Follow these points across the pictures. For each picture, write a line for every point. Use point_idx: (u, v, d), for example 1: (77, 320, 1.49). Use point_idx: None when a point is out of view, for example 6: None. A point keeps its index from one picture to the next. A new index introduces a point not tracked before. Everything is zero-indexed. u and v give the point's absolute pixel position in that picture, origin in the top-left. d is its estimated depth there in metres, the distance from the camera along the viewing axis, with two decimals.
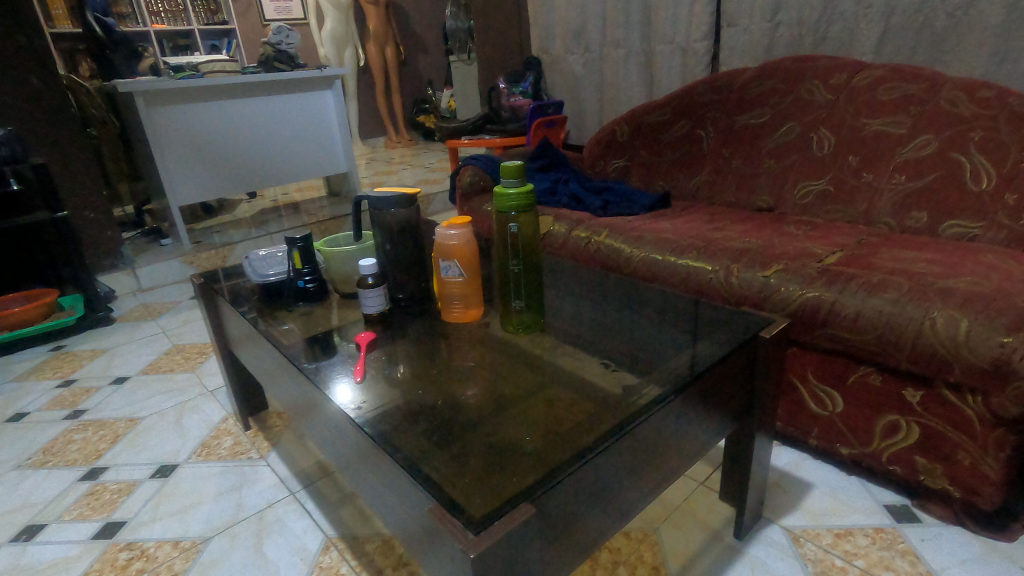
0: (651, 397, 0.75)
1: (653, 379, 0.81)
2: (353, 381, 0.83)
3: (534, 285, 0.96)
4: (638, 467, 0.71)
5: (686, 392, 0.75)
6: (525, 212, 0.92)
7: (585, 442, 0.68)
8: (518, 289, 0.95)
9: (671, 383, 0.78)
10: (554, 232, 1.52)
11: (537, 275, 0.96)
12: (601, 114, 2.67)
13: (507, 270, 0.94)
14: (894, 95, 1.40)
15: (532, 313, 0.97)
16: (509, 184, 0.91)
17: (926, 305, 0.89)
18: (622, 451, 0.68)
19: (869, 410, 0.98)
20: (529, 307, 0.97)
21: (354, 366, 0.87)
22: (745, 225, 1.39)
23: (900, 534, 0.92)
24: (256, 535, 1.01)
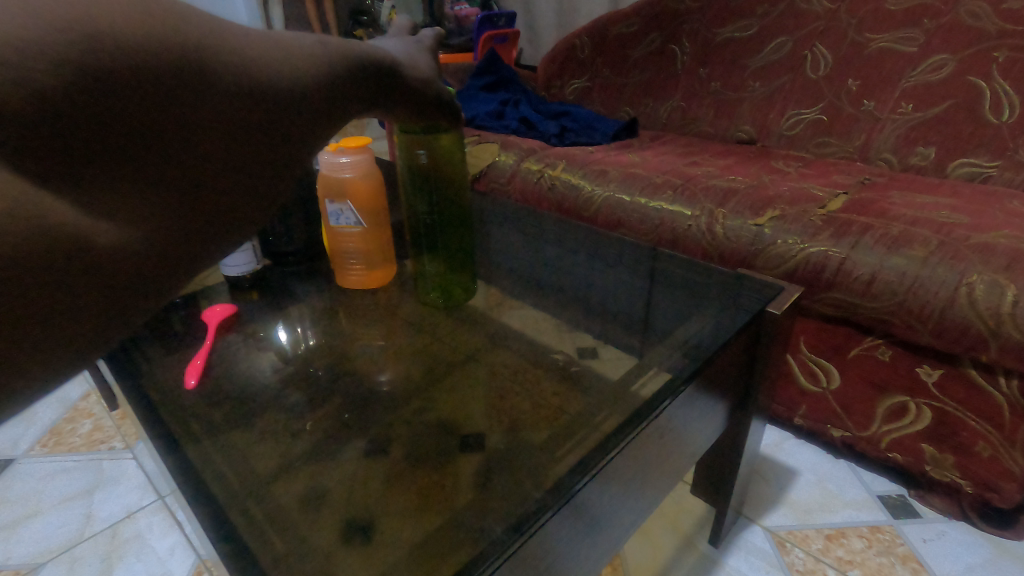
0: (627, 413, 0.54)
1: (655, 364, 0.62)
2: (186, 382, 0.61)
3: (456, 237, 0.74)
4: (628, 491, 0.51)
5: (701, 377, 0.56)
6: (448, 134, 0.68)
7: (531, 498, 0.45)
8: (432, 241, 0.74)
9: (680, 366, 0.58)
10: (500, 163, 1.26)
11: (462, 222, 0.74)
12: (559, 28, 2.34)
13: (417, 216, 0.73)
14: (906, 4, 1.17)
15: (459, 280, 0.77)
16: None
17: (961, 266, 0.70)
18: (606, 481, 0.47)
19: (873, 389, 0.82)
20: (458, 274, 0.77)
21: (193, 360, 0.65)
22: (726, 160, 1.17)
23: (899, 535, 0.78)
24: (105, 559, 0.78)
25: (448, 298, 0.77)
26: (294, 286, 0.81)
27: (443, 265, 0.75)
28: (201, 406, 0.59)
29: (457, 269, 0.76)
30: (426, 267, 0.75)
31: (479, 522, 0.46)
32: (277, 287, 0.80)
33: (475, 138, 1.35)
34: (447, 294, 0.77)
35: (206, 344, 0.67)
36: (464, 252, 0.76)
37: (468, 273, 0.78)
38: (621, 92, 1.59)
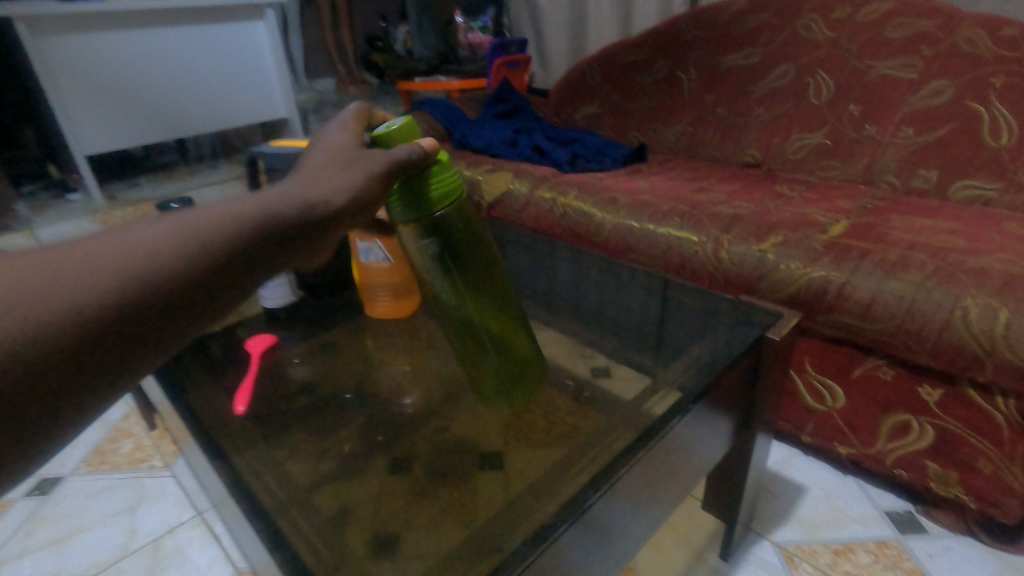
0: (630, 437, 0.58)
1: (660, 386, 0.66)
2: (234, 406, 0.67)
3: (486, 321, 0.65)
4: (636, 507, 0.55)
5: (705, 400, 0.59)
6: (448, 210, 0.59)
7: (547, 513, 0.50)
8: (463, 333, 0.66)
9: (683, 389, 0.62)
10: (514, 191, 1.31)
11: (491, 302, 0.65)
12: (569, 53, 2.42)
13: (444, 309, 0.65)
14: (904, 32, 1.21)
15: (518, 376, 0.67)
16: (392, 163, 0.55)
17: (956, 290, 0.73)
18: (616, 497, 0.51)
19: (877, 408, 0.85)
20: (508, 366, 0.67)
21: (239, 384, 0.71)
22: (732, 185, 1.21)
23: (905, 550, 0.80)
24: (149, 572, 0.83)
25: (526, 404, 0.69)
26: (324, 313, 0.86)
27: (480, 362, 0.67)
28: (244, 428, 0.64)
29: (501, 361, 0.66)
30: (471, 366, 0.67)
31: (499, 534, 0.50)
32: (309, 315, 0.85)
33: (489, 166, 1.41)
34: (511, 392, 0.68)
35: (248, 377, 0.72)
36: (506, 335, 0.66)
37: (531, 364, 0.69)
38: (629, 118, 1.65)
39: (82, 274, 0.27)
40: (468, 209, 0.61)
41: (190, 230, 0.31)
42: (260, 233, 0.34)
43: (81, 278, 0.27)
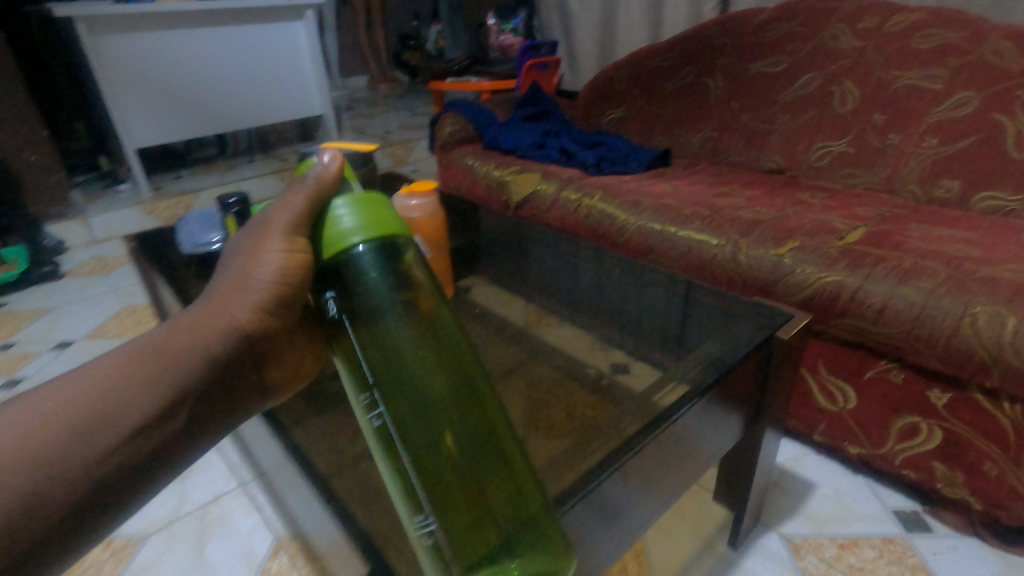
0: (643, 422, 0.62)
1: (671, 378, 0.71)
2: None
3: (426, 423, 0.40)
4: (645, 487, 0.59)
5: (713, 391, 0.64)
6: (370, 250, 0.40)
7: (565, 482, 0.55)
8: (384, 441, 0.41)
9: (694, 382, 0.67)
10: (540, 192, 1.36)
11: (440, 395, 0.41)
12: (598, 57, 2.46)
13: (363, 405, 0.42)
14: (931, 43, 1.23)
15: (481, 526, 0.40)
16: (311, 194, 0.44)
17: (966, 298, 0.76)
18: (627, 474, 0.56)
19: (887, 410, 0.87)
20: (464, 493, 0.40)
21: None
22: (754, 190, 1.25)
23: (910, 547, 0.83)
24: (198, 535, 0.91)
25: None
26: None
27: (407, 489, 0.40)
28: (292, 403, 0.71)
29: (447, 486, 0.39)
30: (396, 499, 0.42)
31: None
32: None
33: (517, 167, 1.46)
34: (462, 541, 0.39)
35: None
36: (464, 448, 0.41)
37: (519, 509, 0.41)
38: (655, 122, 1.69)
39: (102, 432, 0.36)
40: (412, 263, 0.43)
41: (111, 383, 0.37)
42: (222, 349, 0.41)
43: (111, 436, 0.36)
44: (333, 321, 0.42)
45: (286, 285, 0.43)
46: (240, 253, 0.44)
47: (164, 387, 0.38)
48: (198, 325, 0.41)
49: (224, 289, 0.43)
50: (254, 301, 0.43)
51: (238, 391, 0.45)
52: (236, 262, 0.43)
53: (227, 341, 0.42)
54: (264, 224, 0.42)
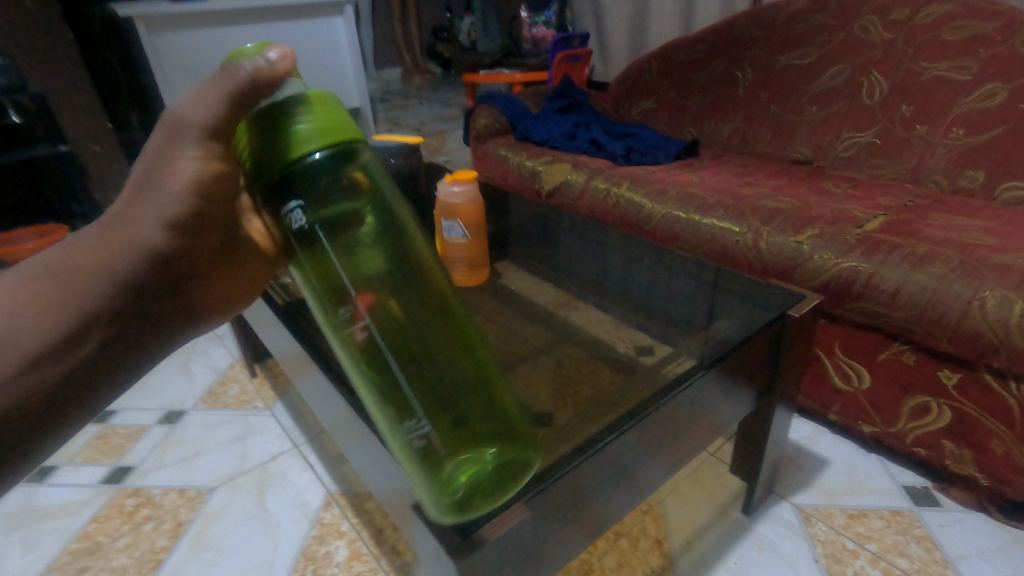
0: (659, 386, 0.69)
1: (686, 350, 0.77)
2: None
3: (409, 343, 0.43)
4: (659, 446, 0.66)
5: (725, 362, 0.70)
6: (327, 156, 0.39)
7: (588, 432, 0.62)
8: (371, 361, 0.42)
9: (708, 353, 0.73)
10: (571, 182, 1.43)
11: (413, 306, 0.44)
12: (629, 48, 2.49)
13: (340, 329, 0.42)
14: (962, 34, 1.23)
15: (466, 428, 0.45)
16: (247, 83, 0.40)
17: (977, 283, 0.80)
18: (642, 431, 0.62)
19: (899, 389, 0.92)
20: (450, 399, 0.45)
21: None
22: (779, 180, 1.28)
23: (917, 518, 0.88)
24: (259, 488, 1.01)
25: (479, 475, 0.45)
26: None
27: (396, 403, 0.43)
28: None
29: (433, 395, 0.44)
30: (380, 415, 0.45)
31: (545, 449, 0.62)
32: None
33: (549, 158, 1.53)
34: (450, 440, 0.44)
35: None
36: (439, 355, 0.45)
37: (494, 409, 0.47)
38: (684, 114, 1.73)
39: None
40: (370, 169, 0.43)
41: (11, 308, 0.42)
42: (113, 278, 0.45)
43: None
44: (300, 233, 0.40)
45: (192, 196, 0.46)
46: (146, 157, 0.46)
47: (73, 301, 0.43)
48: (101, 241, 0.45)
49: (131, 202, 0.46)
50: (153, 216, 0.46)
51: (165, 305, 0.49)
52: (141, 169, 0.46)
53: (130, 258, 0.45)
54: (177, 124, 0.44)
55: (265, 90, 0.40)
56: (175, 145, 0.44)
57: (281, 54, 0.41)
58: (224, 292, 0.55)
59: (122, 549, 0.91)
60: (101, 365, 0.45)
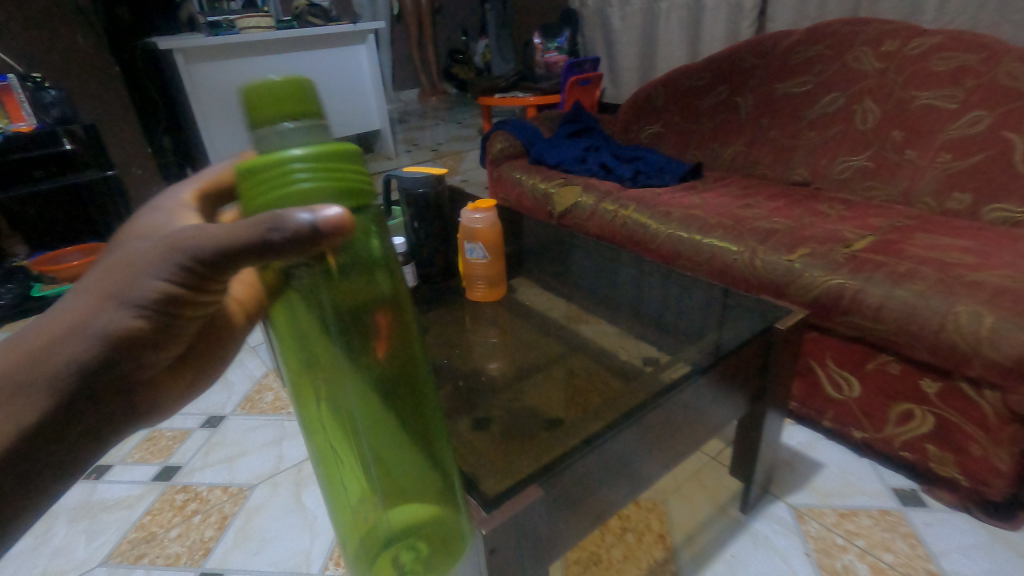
0: (659, 390, 0.78)
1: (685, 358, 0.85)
2: None
3: (370, 405, 0.37)
4: (658, 444, 0.74)
5: (717, 368, 0.78)
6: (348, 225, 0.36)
7: (595, 428, 0.70)
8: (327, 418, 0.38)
9: (703, 361, 0.81)
10: (581, 204, 1.52)
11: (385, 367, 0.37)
12: (639, 72, 2.61)
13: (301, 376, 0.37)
14: (949, 65, 1.32)
15: (410, 500, 0.40)
16: (266, 133, 0.33)
17: (951, 299, 0.88)
18: (641, 430, 0.70)
19: (886, 397, 0.99)
20: (397, 469, 0.39)
21: None
22: (777, 202, 1.37)
23: (905, 518, 0.94)
24: (295, 485, 1.11)
25: (416, 563, 0.41)
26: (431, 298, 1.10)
27: (347, 464, 0.39)
28: None
29: (387, 462, 0.39)
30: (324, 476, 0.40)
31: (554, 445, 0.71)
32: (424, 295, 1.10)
33: (561, 181, 1.63)
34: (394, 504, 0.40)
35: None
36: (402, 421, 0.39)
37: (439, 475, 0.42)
38: (689, 138, 1.83)
39: None
40: (372, 231, 0.36)
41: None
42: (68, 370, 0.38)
43: None
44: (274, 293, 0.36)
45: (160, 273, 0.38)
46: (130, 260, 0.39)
47: (8, 413, 0.36)
48: (48, 338, 0.37)
49: (93, 300, 0.38)
50: (113, 324, 0.38)
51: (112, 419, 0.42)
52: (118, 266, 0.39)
53: (78, 369, 0.38)
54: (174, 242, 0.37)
55: (288, 249, 0.33)
56: (159, 263, 0.38)
57: (314, 108, 0.34)
58: (187, 382, 0.49)
59: (174, 538, 1.01)
60: (25, 484, 0.38)
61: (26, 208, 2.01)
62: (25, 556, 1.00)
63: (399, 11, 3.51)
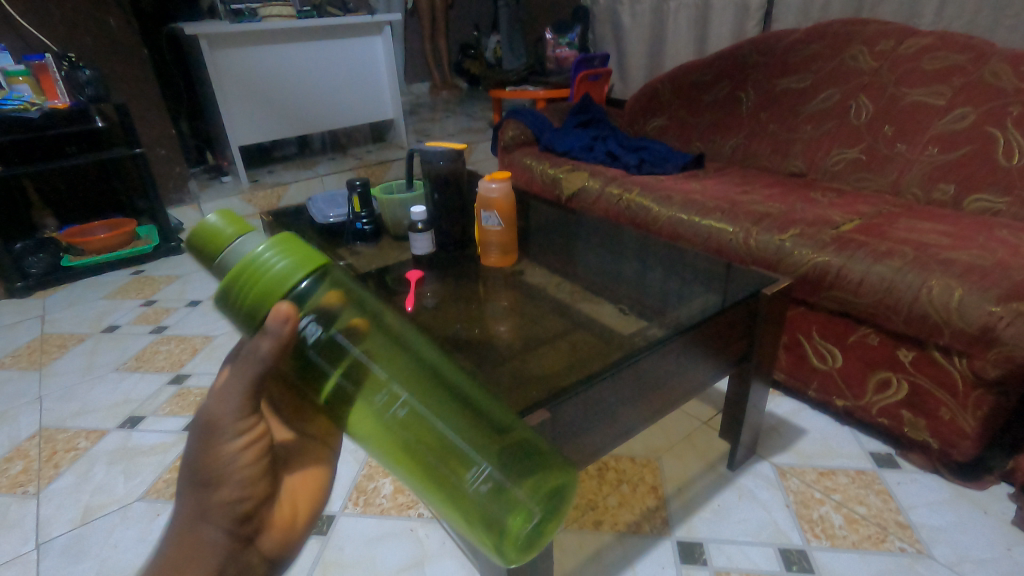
0: (653, 339, 0.85)
1: (679, 313, 0.93)
2: (405, 308, 0.97)
3: (420, 396, 0.44)
4: (648, 390, 0.82)
5: (707, 325, 0.86)
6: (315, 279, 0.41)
7: (595, 368, 0.78)
8: (391, 434, 0.43)
9: (695, 318, 0.89)
10: (588, 188, 1.61)
11: (413, 368, 0.46)
12: (647, 68, 2.68)
13: (357, 413, 0.43)
14: (939, 64, 1.39)
15: (496, 457, 0.46)
16: (226, 257, 0.40)
17: (925, 274, 0.96)
18: (634, 375, 0.79)
19: (865, 367, 1.07)
20: (470, 443, 0.45)
21: (406, 296, 1.01)
22: (773, 190, 1.45)
23: (879, 477, 1.03)
24: None
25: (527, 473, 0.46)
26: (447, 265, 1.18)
27: (430, 463, 0.43)
28: None
29: (461, 436, 0.45)
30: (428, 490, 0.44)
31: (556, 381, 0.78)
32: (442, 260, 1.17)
33: (569, 167, 1.72)
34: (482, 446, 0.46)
35: (411, 291, 1.03)
36: (445, 407, 0.45)
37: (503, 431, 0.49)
38: (693, 130, 1.91)
39: None
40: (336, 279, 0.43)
41: None
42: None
43: None
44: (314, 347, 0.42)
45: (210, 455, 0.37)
46: (186, 457, 0.37)
47: None
48: (183, 549, 0.35)
49: (189, 496, 0.37)
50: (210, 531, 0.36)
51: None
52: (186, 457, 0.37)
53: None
54: (214, 421, 0.36)
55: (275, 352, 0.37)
56: (217, 444, 0.37)
57: (246, 222, 0.41)
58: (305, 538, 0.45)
59: None
60: None
61: (58, 184, 2.12)
62: (69, 491, 1.09)
63: (413, 4, 3.59)
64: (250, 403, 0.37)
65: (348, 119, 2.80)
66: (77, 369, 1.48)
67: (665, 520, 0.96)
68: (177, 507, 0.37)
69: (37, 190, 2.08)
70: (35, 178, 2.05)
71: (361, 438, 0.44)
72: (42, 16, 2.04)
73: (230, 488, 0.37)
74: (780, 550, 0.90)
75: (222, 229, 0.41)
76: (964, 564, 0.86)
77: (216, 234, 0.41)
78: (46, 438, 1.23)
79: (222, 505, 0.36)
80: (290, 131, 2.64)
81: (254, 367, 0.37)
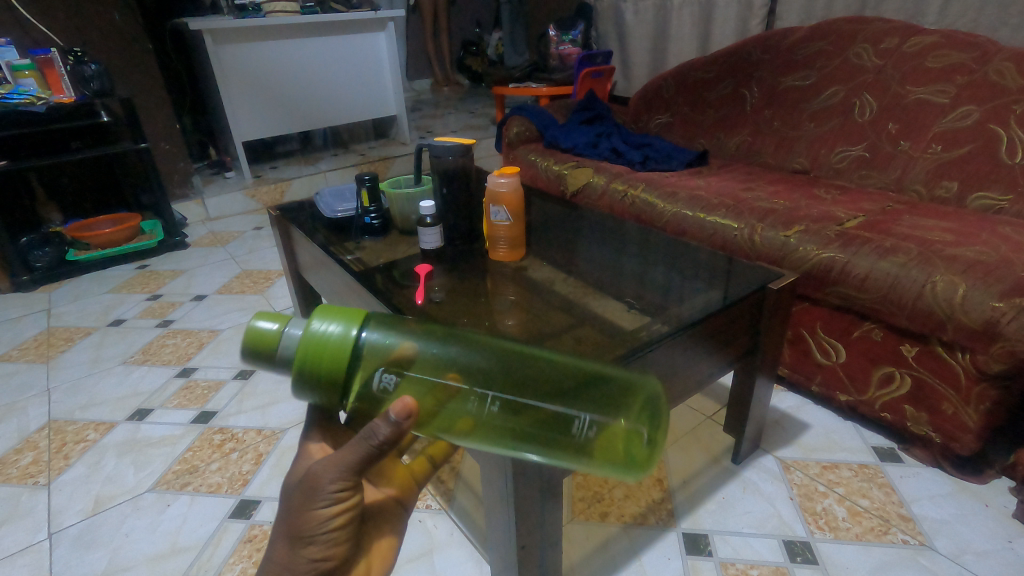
0: (659, 332, 0.86)
1: (686, 305, 0.94)
2: (415, 301, 0.97)
3: (500, 384, 0.52)
4: (655, 384, 0.83)
5: (714, 319, 0.87)
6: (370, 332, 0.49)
7: (604, 358, 0.78)
8: (492, 423, 0.51)
9: (702, 310, 0.90)
10: (593, 184, 1.62)
11: (470, 363, 0.52)
12: (650, 65, 2.69)
13: (457, 421, 0.50)
14: (943, 62, 1.40)
15: (583, 400, 0.53)
16: (286, 345, 0.46)
17: (929, 270, 0.96)
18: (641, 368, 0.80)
19: (868, 362, 1.09)
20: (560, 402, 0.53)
21: (416, 289, 1.02)
22: (777, 186, 1.46)
23: (881, 470, 1.04)
24: None
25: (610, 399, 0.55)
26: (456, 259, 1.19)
27: (538, 434, 0.51)
28: None
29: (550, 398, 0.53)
30: (554, 454, 0.52)
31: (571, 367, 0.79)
32: (451, 254, 1.17)
33: (573, 163, 1.73)
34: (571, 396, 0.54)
35: (420, 285, 1.03)
36: (517, 381, 0.53)
37: (572, 374, 0.56)
38: (697, 128, 1.92)
39: None
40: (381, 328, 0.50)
41: None
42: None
43: None
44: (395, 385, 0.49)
45: (310, 508, 0.46)
46: (287, 508, 0.47)
47: None
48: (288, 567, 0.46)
49: (282, 545, 0.46)
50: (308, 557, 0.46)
51: None
52: (285, 509, 0.47)
53: None
54: (314, 487, 0.45)
55: (389, 441, 0.44)
56: (313, 502, 0.46)
57: (284, 317, 0.48)
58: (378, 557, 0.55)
59: (215, 471, 1.10)
60: None
61: (62, 178, 2.12)
62: (80, 482, 1.10)
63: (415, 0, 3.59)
64: (347, 480, 0.45)
65: (351, 115, 2.80)
66: (84, 362, 1.49)
67: (671, 512, 0.97)
68: (272, 550, 0.47)
69: (42, 184, 2.08)
70: (40, 173, 2.05)
71: (475, 439, 0.51)
72: (48, 10, 2.04)
73: (319, 545, 0.47)
74: (784, 542, 0.91)
75: (269, 334, 0.47)
76: (965, 556, 0.87)
77: (266, 338, 0.46)
78: (55, 430, 1.24)
79: (309, 559, 0.46)
80: (293, 127, 2.65)
81: (360, 449, 0.44)
